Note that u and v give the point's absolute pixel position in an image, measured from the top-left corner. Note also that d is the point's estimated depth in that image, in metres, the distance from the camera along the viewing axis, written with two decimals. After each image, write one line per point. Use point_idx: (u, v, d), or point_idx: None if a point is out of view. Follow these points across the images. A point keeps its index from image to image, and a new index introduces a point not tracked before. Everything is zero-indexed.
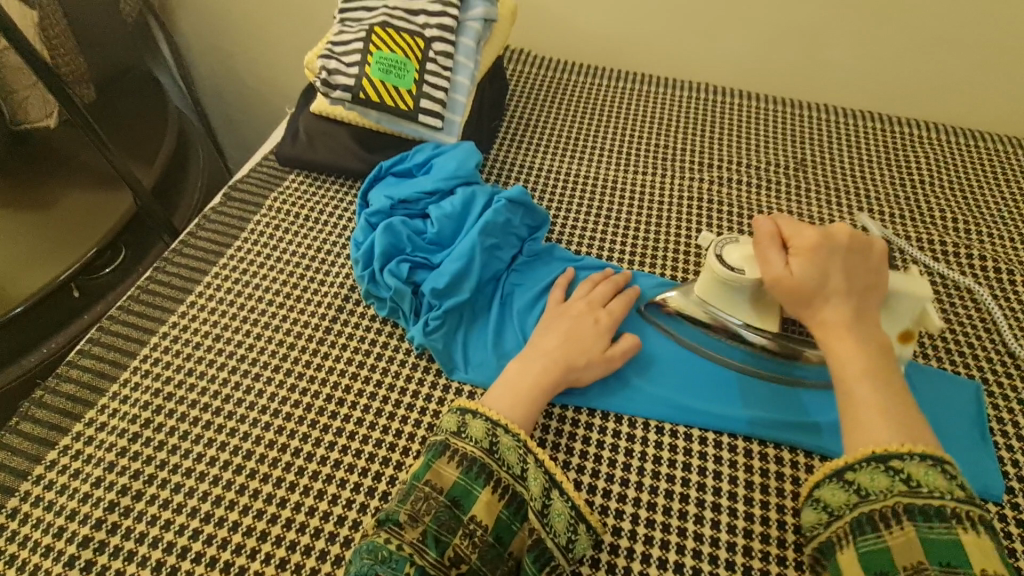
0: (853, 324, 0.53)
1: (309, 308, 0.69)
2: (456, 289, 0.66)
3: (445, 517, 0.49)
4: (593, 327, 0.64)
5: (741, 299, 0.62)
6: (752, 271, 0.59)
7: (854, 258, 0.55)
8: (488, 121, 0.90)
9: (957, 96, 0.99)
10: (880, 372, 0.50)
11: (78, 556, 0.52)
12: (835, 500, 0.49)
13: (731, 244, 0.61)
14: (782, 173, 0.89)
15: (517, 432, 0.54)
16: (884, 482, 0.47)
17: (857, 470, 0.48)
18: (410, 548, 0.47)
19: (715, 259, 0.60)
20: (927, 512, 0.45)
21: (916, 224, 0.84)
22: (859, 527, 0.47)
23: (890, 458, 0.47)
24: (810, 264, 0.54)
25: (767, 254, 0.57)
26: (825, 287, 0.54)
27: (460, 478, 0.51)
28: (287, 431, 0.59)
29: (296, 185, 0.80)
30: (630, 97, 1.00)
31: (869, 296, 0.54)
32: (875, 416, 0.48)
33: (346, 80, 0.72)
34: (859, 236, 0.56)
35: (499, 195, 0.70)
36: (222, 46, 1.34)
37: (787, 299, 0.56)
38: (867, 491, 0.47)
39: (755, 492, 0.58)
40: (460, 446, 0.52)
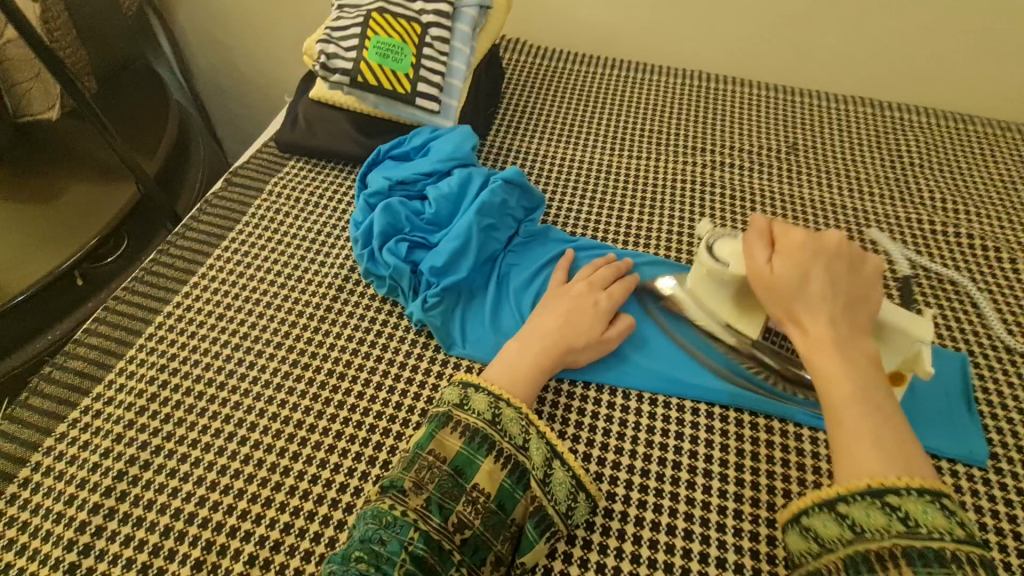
0: (839, 339, 0.52)
1: (310, 287, 0.70)
2: (453, 268, 0.67)
3: (448, 485, 0.51)
4: (592, 310, 0.65)
5: (727, 295, 0.63)
6: (736, 266, 0.60)
7: (839, 267, 0.55)
8: (484, 108, 0.91)
9: (948, 81, 1.00)
10: (867, 393, 0.50)
11: (88, 523, 0.54)
12: (828, 533, 0.47)
13: (726, 240, 0.63)
14: (773, 157, 0.91)
15: (519, 406, 0.56)
16: (880, 520, 0.44)
17: (850, 502, 0.46)
18: (414, 514, 0.49)
19: (705, 251, 0.63)
20: (926, 555, 0.42)
21: (905, 205, 0.85)
22: (853, 565, 0.43)
23: (883, 491, 0.45)
24: (795, 265, 0.55)
25: (752, 247, 0.58)
26: (808, 293, 0.54)
27: (462, 448, 0.52)
28: (290, 404, 0.61)
29: (297, 170, 0.82)
30: (624, 85, 1.01)
31: (854, 307, 0.54)
32: (865, 442, 0.48)
33: (344, 64, 0.74)
34: (848, 247, 0.56)
35: (495, 176, 0.72)
36: (222, 40, 1.36)
37: (771, 301, 0.56)
38: (861, 526, 0.45)
39: (745, 459, 0.60)
40: (463, 418, 0.54)
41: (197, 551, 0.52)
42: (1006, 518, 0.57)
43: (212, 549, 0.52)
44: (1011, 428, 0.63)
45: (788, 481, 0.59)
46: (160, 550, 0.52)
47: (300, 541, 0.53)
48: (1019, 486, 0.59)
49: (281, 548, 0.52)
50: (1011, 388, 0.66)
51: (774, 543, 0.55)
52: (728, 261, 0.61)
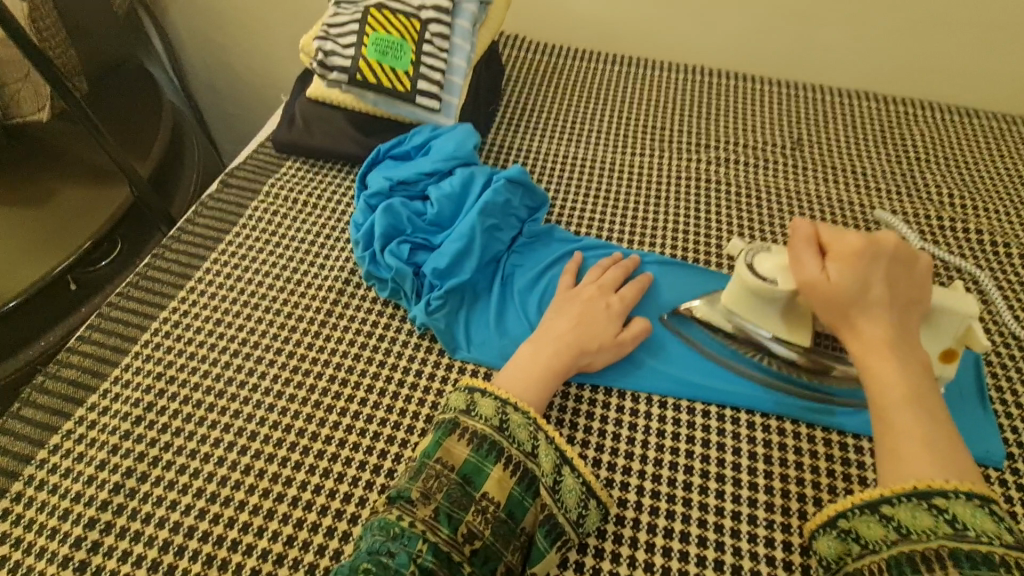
0: (893, 343, 0.50)
1: (310, 290, 0.69)
2: (457, 269, 0.66)
3: (456, 494, 0.49)
4: (605, 312, 0.64)
5: (774, 313, 0.59)
6: (785, 282, 0.57)
7: (898, 271, 0.53)
8: (484, 106, 0.89)
9: (951, 75, 0.99)
10: (922, 398, 0.48)
11: (84, 538, 0.52)
12: (870, 534, 0.47)
13: (764, 253, 0.59)
14: (778, 153, 0.90)
15: (527, 410, 0.54)
16: (927, 521, 0.43)
17: (895, 504, 0.45)
18: (422, 526, 0.47)
19: (745, 267, 0.59)
20: (974, 558, 0.41)
21: (913, 200, 0.84)
22: (897, 566, 0.43)
23: (932, 493, 0.44)
24: (850, 270, 0.52)
25: (801, 254, 0.55)
26: (863, 298, 0.52)
27: (470, 456, 0.51)
28: (290, 411, 0.59)
29: (294, 171, 0.80)
30: (626, 81, 0.99)
31: (908, 312, 0.52)
32: (917, 445, 0.46)
33: (342, 61, 0.72)
34: (905, 250, 0.54)
35: (498, 175, 0.70)
36: (215, 39, 1.34)
37: (822, 307, 0.54)
38: (906, 528, 0.44)
39: (759, 462, 0.59)
40: (470, 424, 0.52)
41: (198, 565, 0.51)
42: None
43: (214, 562, 0.51)
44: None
45: (803, 485, 0.57)
46: (160, 565, 0.51)
47: (304, 554, 0.51)
48: None
49: (285, 561, 0.51)
50: (1023, 385, 0.65)
51: (790, 549, 0.54)
52: (775, 277, 0.57)
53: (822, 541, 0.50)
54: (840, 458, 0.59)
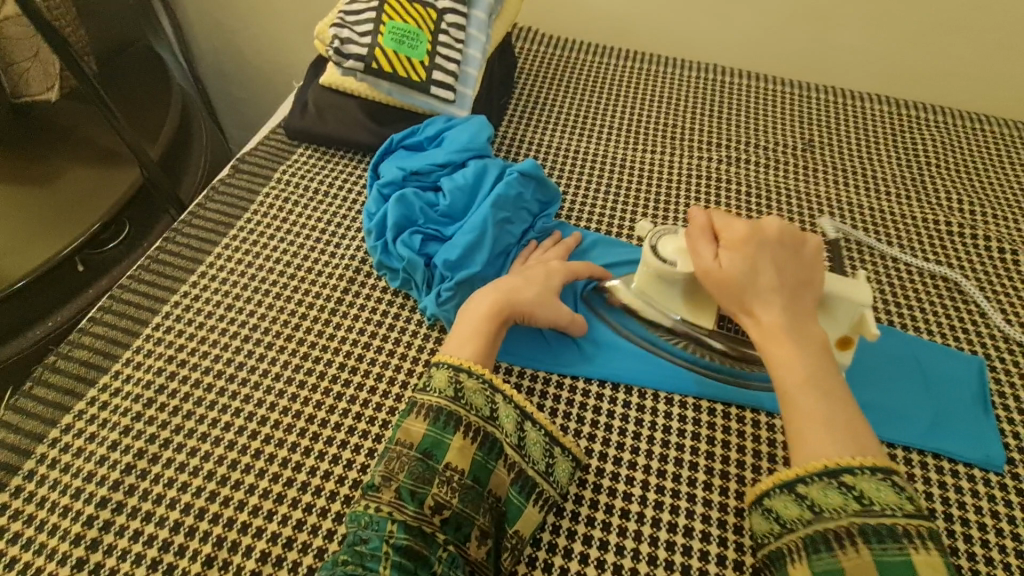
0: (792, 325, 0.53)
1: (322, 278, 0.69)
2: (469, 261, 0.66)
3: (418, 470, 0.50)
4: (546, 271, 0.64)
5: (677, 291, 0.62)
6: (684, 264, 0.59)
7: (785, 255, 0.56)
8: (496, 100, 0.89)
9: (964, 79, 0.99)
10: (820, 377, 0.51)
11: (95, 517, 0.53)
12: (788, 513, 0.48)
13: (666, 236, 0.62)
14: (786, 153, 0.90)
15: (481, 373, 0.54)
16: (837, 500, 0.46)
17: (808, 484, 0.48)
18: (388, 508, 0.48)
19: (649, 249, 0.61)
20: (879, 533, 0.44)
21: (922, 204, 0.84)
22: (814, 545, 0.46)
23: (839, 471, 0.47)
24: (740, 259, 0.56)
25: (697, 246, 0.59)
26: (757, 285, 0.55)
27: (428, 431, 0.51)
28: (300, 398, 0.60)
29: (306, 157, 0.80)
30: (636, 77, 0.99)
31: (804, 292, 0.55)
32: (819, 425, 0.49)
33: (358, 49, 0.72)
34: (789, 232, 0.58)
35: (510, 167, 0.70)
36: (225, 22, 1.33)
37: (721, 295, 0.57)
38: (820, 508, 0.47)
39: (756, 459, 0.59)
40: (427, 401, 0.53)
41: (208, 547, 0.51)
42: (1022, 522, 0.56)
43: (223, 544, 0.51)
44: None
45: None
46: (170, 546, 0.51)
47: (313, 538, 0.52)
48: None
49: (294, 544, 0.51)
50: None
51: None
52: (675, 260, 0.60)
53: (750, 520, 0.51)
54: None
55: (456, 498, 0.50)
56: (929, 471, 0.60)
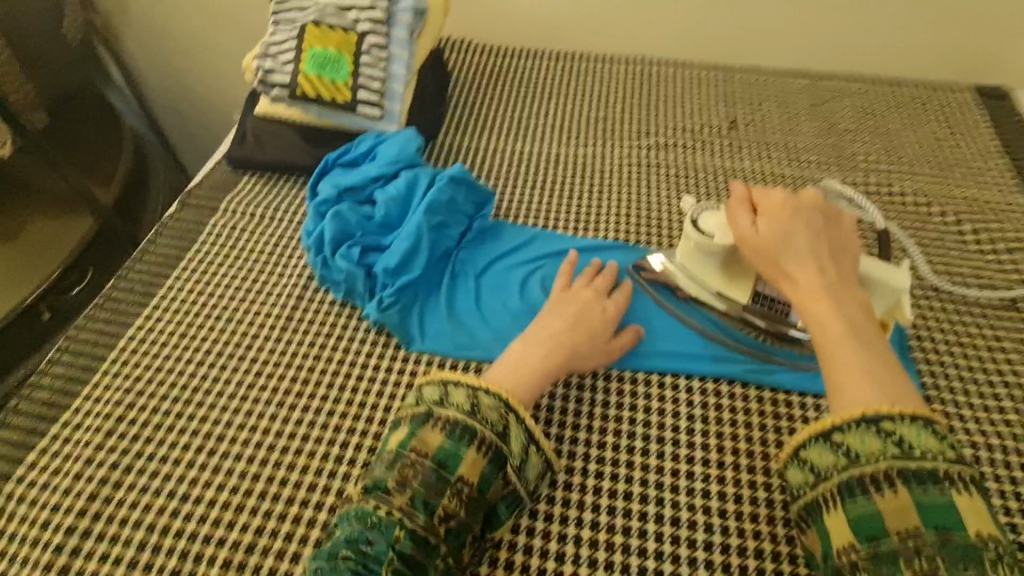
0: (829, 285, 0.52)
1: (271, 298, 0.72)
2: (408, 266, 0.70)
3: (431, 481, 0.50)
4: (600, 316, 0.66)
5: (711, 263, 0.66)
6: (723, 236, 0.63)
7: (820, 224, 0.56)
8: (431, 111, 0.93)
9: (875, 47, 1.05)
10: (860, 332, 0.49)
11: (65, 544, 0.55)
12: (823, 462, 0.46)
13: (709, 212, 0.65)
14: (714, 135, 0.94)
15: (500, 394, 0.54)
16: (875, 444, 0.44)
17: (844, 432, 0.45)
18: (399, 514, 0.48)
19: (690, 224, 0.65)
20: (919, 476, 0.42)
21: (841, 168, 0.89)
22: (849, 491, 0.44)
23: (880, 418, 0.44)
24: (777, 226, 0.55)
25: (735, 214, 0.58)
26: (793, 248, 0.54)
27: (444, 442, 0.51)
28: (255, 413, 0.63)
29: (251, 185, 0.83)
30: (568, 76, 1.03)
31: (838, 261, 0.55)
32: (860, 376, 0.46)
33: (283, 77, 0.77)
34: (826, 206, 0.58)
35: (441, 175, 0.74)
36: (172, 63, 1.36)
37: (758, 261, 0.56)
38: (858, 455, 0.44)
39: (682, 420, 0.62)
40: (444, 413, 0.53)
41: (174, 560, 0.54)
42: None
43: (188, 557, 0.54)
44: (942, 370, 0.67)
45: (737, 439, 0.61)
46: (137, 564, 0.54)
47: (273, 542, 0.54)
48: (949, 422, 0.63)
49: (256, 549, 0.54)
50: (941, 332, 0.70)
51: (725, 498, 0.57)
52: (715, 233, 0.64)
53: (791, 471, 0.49)
54: (771, 411, 0.63)
55: (463, 508, 0.50)
56: None
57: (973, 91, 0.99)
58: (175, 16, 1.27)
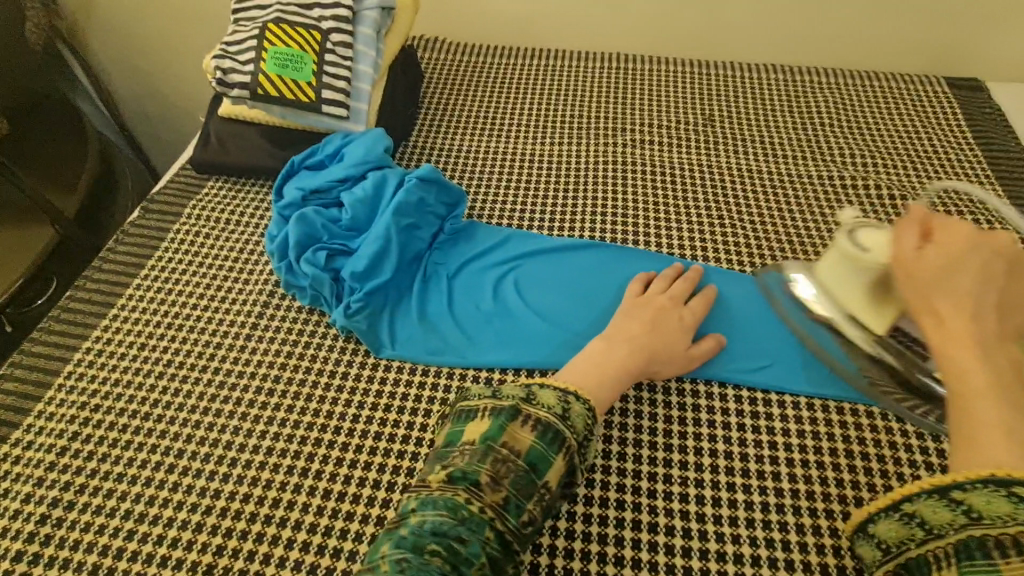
0: (981, 332, 0.46)
1: (235, 306, 0.69)
2: (377, 270, 0.67)
3: (521, 483, 0.48)
4: (679, 325, 0.64)
5: (860, 282, 0.59)
6: (881, 253, 0.57)
7: (995, 265, 0.50)
8: (403, 108, 0.90)
9: (850, 41, 1.04)
10: (1010, 385, 0.43)
11: (13, 570, 0.52)
12: (937, 518, 0.42)
13: (872, 229, 0.60)
14: (691, 131, 0.93)
15: (586, 401, 0.54)
16: (1004, 508, 0.38)
17: (965, 490, 0.40)
18: (490, 513, 0.46)
19: (845, 236, 0.60)
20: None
21: (817, 163, 0.88)
22: (965, 551, 0.39)
23: (1012, 481, 0.37)
24: (946, 254, 0.50)
25: (901, 234, 0.54)
26: (952, 282, 0.49)
27: (535, 443, 0.50)
28: (218, 426, 0.60)
29: (216, 190, 0.80)
30: (544, 73, 1.02)
31: (1002, 310, 0.48)
32: (995, 430, 0.40)
33: (242, 77, 0.74)
34: (1015, 253, 0.51)
35: (409, 175, 0.72)
36: (138, 65, 1.33)
37: (906, 288, 0.52)
38: (977, 513, 0.39)
39: (658, 424, 0.62)
40: (533, 412, 0.51)
41: None
42: (918, 449, 0.59)
43: None
44: None
45: (714, 441, 0.60)
46: None
47: (234, 561, 0.52)
48: None
49: (216, 569, 0.52)
50: None
51: (703, 501, 0.57)
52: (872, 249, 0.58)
53: (884, 524, 0.46)
54: (748, 411, 0.63)
55: (540, 514, 0.49)
56: (831, 413, 0.62)
57: (945, 83, 0.99)
58: (139, 17, 1.23)
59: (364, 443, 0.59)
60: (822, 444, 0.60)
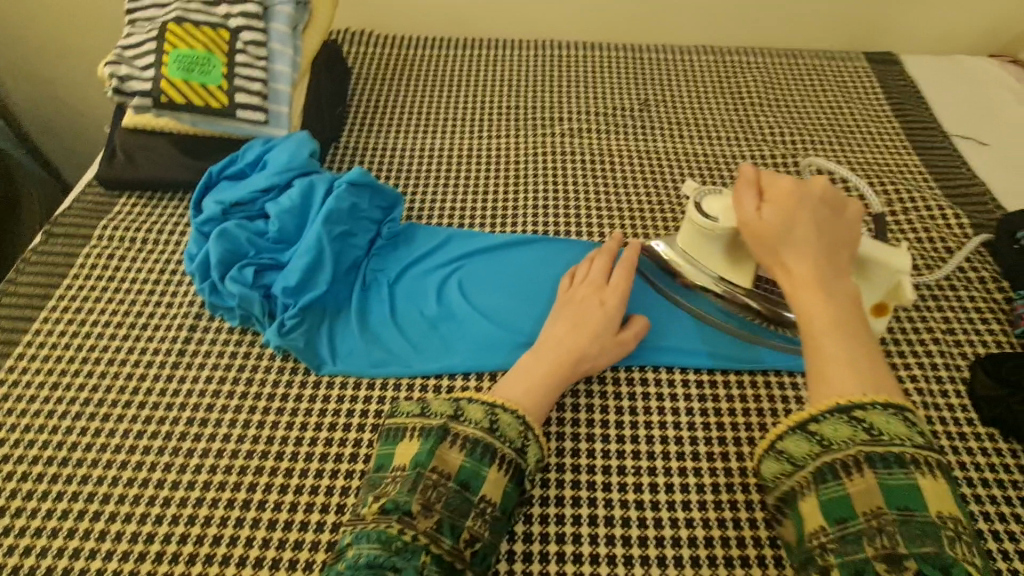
0: (823, 277, 0.50)
1: (158, 333, 0.64)
2: (311, 283, 0.64)
3: (455, 502, 0.48)
4: (600, 310, 0.63)
5: (718, 251, 0.62)
6: (728, 219, 0.59)
7: (827, 210, 0.53)
8: (329, 107, 0.85)
9: (774, 22, 1.07)
10: (847, 324, 0.48)
11: None
12: (799, 452, 0.47)
13: (711, 196, 0.62)
14: (626, 116, 0.93)
15: (516, 410, 0.54)
16: (846, 432, 0.44)
17: (820, 422, 0.46)
18: (425, 539, 0.46)
19: (693, 208, 0.61)
20: (886, 459, 0.43)
21: (750, 142, 0.90)
22: (822, 476, 0.45)
23: (851, 407, 0.44)
24: (781, 213, 0.52)
25: (742, 196, 0.55)
26: (795, 234, 0.51)
27: (465, 461, 0.49)
28: (147, 464, 0.56)
29: (130, 207, 0.74)
30: (477, 63, 0.99)
31: (839, 250, 0.52)
32: (842, 365, 0.46)
33: (142, 84, 0.69)
34: (833, 192, 0.54)
35: (338, 180, 0.68)
36: (35, 71, 1.21)
37: (757, 247, 0.54)
38: (829, 441, 0.45)
39: (609, 415, 0.61)
40: (461, 430, 0.51)
41: None
42: None
43: None
44: None
45: (666, 427, 0.61)
46: None
47: None
48: None
49: None
50: None
51: (656, 489, 0.57)
52: (719, 217, 0.60)
53: (765, 465, 0.50)
54: (697, 395, 0.63)
55: (488, 528, 0.49)
56: (773, 388, 0.63)
57: (864, 59, 1.03)
58: (33, 20, 1.13)
59: (309, 466, 0.56)
60: (766, 419, 0.61)
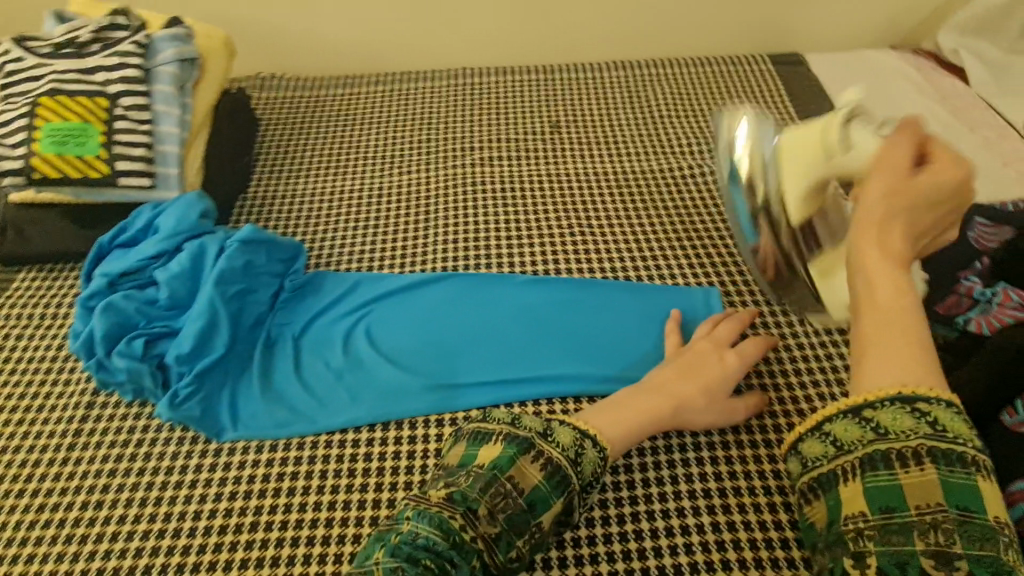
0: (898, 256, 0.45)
1: (55, 415, 0.64)
2: (206, 348, 0.63)
3: (518, 520, 0.46)
4: (718, 364, 0.60)
5: None
6: None
7: None
8: (230, 158, 0.83)
9: (680, 33, 1.09)
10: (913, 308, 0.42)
11: None
12: (848, 434, 0.40)
13: None
14: (536, 140, 0.93)
15: (605, 447, 0.51)
16: (907, 422, 0.38)
17: (876, 407, 0.39)
18: (481, 543, 0.44)
19: None
20: (948, 457, 0.37)
21: (658, 156, 0.91)
22: (871, 464, 0.39)
23: (917, 398, 0.38)
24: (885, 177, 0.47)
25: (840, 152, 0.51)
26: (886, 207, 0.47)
27: (543, 482, 0.47)
28: (38, 556, 0.55)
29: (28, 283, 0.73)
30: (387, 99, 0.99)
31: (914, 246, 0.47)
32: (902, 349, 0.40)
33: (14, 164, 0.69)
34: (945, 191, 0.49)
35: (230, 239, 0.67)
36: None
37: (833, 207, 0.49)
38: (886, 429, 0.39)
39: None
40: (546, 449, 0.49)
41: None
42: (760, 428, 0.62)
43: None
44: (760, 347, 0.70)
45: None
46: None
47: None
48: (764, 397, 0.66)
49: None
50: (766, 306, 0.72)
51: None
52: None
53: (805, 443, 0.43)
54: None
55: (529, 551, 0.47)
56: None
57: (769, 62, 1.05)
58: None
59: (207, 541, 0.55)
60: (672, 441, 0.62)
